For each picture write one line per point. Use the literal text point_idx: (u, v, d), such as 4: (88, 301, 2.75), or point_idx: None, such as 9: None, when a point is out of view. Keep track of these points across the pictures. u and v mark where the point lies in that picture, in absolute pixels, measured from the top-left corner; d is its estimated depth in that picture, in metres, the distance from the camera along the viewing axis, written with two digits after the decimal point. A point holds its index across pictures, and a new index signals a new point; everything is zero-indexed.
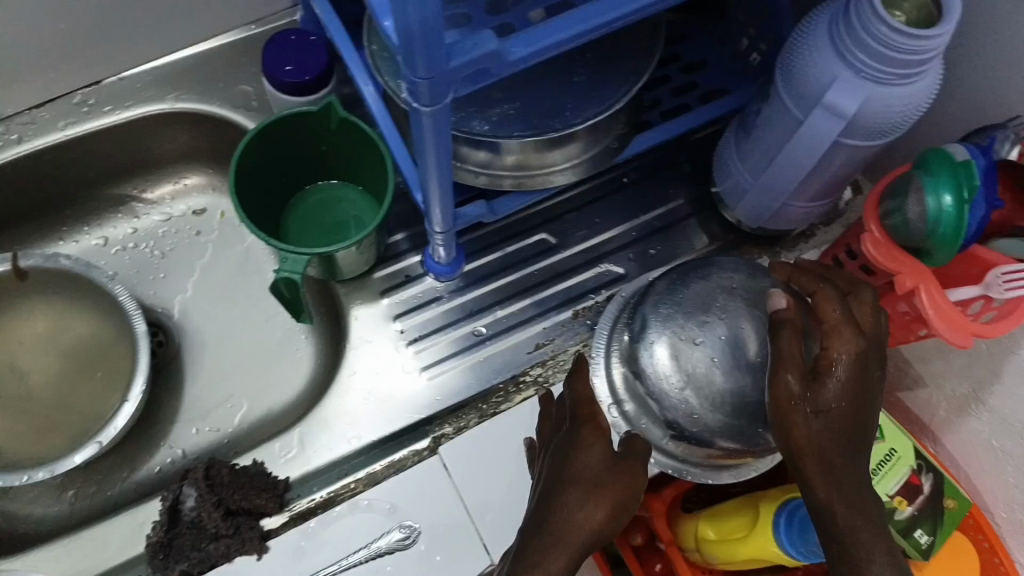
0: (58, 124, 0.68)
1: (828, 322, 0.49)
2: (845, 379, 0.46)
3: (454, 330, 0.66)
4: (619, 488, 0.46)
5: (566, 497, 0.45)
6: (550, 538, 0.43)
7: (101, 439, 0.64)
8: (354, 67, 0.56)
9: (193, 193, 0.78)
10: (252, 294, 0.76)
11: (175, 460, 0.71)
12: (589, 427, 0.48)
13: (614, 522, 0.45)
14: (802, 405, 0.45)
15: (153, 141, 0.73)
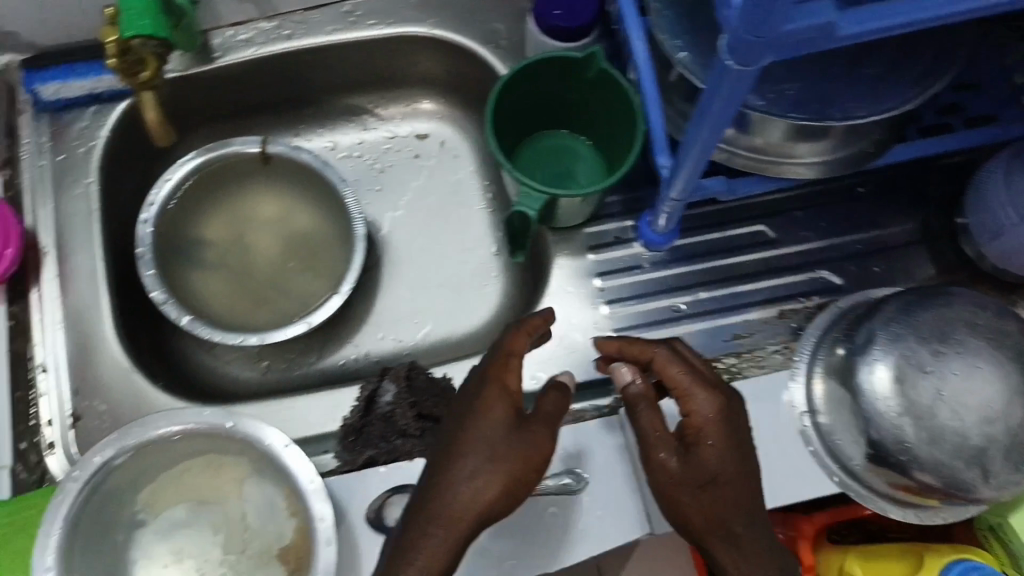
0: (326, 28, 0.72)
1: (678, 384, 0.49)
2: (710, 449, 0.47)
3: (653, 301, 0.65)
4: (517, 463, 0.45)
5: (452, 473, 0.45)
6: (438, 518, 0.44)
7: (311, 319, 0.70)
8: (633, 20, 0.55)
9: (420, 117, 0.81)
10: (453, 223, 0.79)
11: (358, 358, 0.76)
12: (493, 388, 0.48)
13: (505, 499, 0.45)
14: (688, 484, 0.47)
15: (402, 61, 0.76)
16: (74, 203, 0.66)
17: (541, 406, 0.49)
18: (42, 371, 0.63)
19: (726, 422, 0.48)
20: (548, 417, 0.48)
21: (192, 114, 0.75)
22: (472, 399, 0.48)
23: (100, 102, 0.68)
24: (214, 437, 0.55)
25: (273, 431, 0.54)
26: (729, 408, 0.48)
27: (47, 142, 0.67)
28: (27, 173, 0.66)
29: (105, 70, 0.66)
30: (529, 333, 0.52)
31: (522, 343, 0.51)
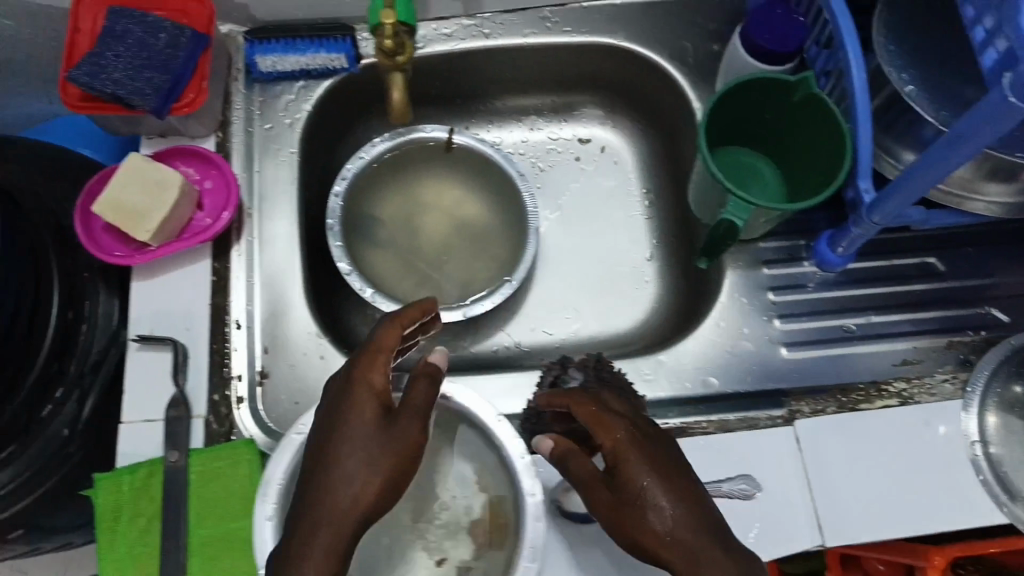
0: (523, 31, 0.75)
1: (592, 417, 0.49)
2: (646, 484, 0.46)
3: (825, 320, 0.68)
4: (394, 460, 0.46)
5: (331, 469, 0.45)
6: (316, 515, 0.44)
7: (469, 311, 0.72)
8: (855, 51, 0.57)
9: (584, 123, 0.84)
10: (610, 227, 0.82)
11: (508, 347, 0.79)
12: (357, 388, 0.48)
13: (384, 497, 0.46)
14: (632, 506, 0.46)
15: (582, 69, 0.78)
16: (278, 171, 0.70)
17: (411, 394, 0.48)
18: (238, 329, 0.65)
19: (633, 453, 0.46)
20: (419, 409, 0.48)
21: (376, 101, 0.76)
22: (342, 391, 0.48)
23: (308, 78, 0.71)
24: (427, 405, 0.56)
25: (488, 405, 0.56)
26: (641, 437, 0.48)
27: (257, 111, 0.70)
28: (236, 139, 0.69)
29: (322, 49, 0.69)
30: (402, 324, 0.52)
31: (393, 336, 0.50)
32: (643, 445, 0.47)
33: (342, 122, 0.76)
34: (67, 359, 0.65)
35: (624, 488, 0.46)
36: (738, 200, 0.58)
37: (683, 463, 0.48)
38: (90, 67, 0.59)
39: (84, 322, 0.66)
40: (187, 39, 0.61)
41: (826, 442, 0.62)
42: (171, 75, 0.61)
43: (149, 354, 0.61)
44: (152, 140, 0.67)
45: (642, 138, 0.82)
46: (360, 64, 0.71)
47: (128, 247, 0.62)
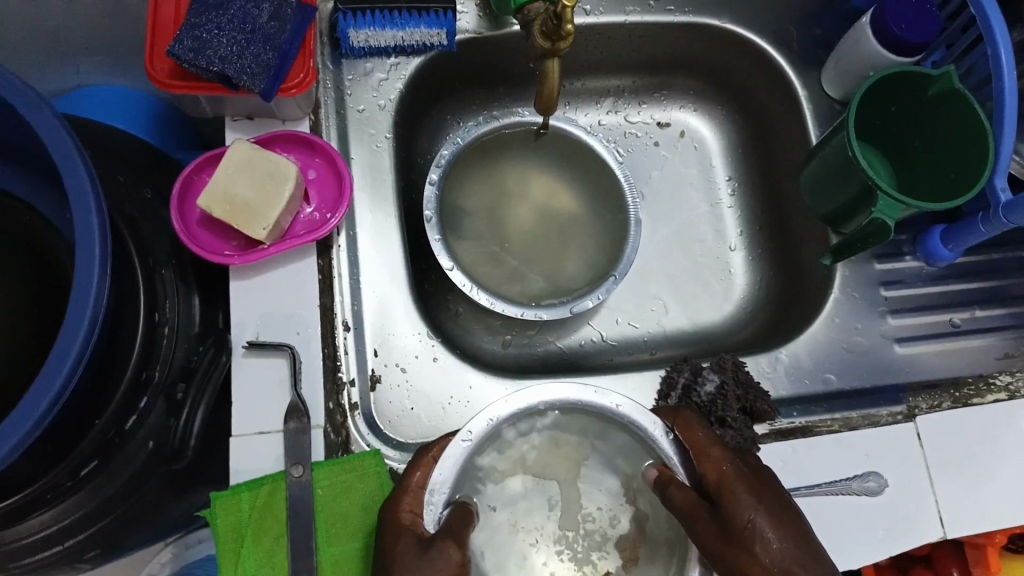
0: (624, 8, 0.69)
1: (697, 446, 0.52)
2: (755, 519, 0.47)
3: (933, 314, 0.68)
4: None
5: None
6: None
7: (574, 308, 0.66)
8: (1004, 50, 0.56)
9: (664, 107, 0.79)
10: (695, 216, 0.78)
11: (595, 341, 0.73)
12: (389, 531, 0.48)
13: None
14: (745, 534, 0.46)
15: (676, 49, 0.74)
16: (375, 157, 0.64)
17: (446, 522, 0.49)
18: (346, 331, 0.60)
19: (741, 487, 0.49)
20: (457, 533, 0.47)
21: (459, 77, 0.71)
22: (380, 536, 0.49)
23: (400, 54, 0.66)
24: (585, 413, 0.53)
25: (653, 419, 0.51)
26: (746, 476, 0.50)
27: (347, 91, 0.65)
28: (328, 123, 0.64)
29: (422, 23, 0.63)
30: (435, 456, 0.51)
31: (427, 470, 0.51)
32: (744, 478, 0.50)
33: (424, 102, 0.71)
34: (152, 365, 0.58)
35: (728, 521, 0.47)
36: (889, 199, 0.57)
37: (784, 499, 0.49)
38: (191, 41, 0.53)
39: (166, 327, 0.59)
40: (294, 11, 0.56)
41: (946, 437, 0.63)
42: (278, 52, 0.55)
43: (256, 361, 0.56)
44: (238, 122, 0.60)
45: (727, 123, 0.79)
46: (456, 41, 0.66)
47: (230, 244, 0.56)
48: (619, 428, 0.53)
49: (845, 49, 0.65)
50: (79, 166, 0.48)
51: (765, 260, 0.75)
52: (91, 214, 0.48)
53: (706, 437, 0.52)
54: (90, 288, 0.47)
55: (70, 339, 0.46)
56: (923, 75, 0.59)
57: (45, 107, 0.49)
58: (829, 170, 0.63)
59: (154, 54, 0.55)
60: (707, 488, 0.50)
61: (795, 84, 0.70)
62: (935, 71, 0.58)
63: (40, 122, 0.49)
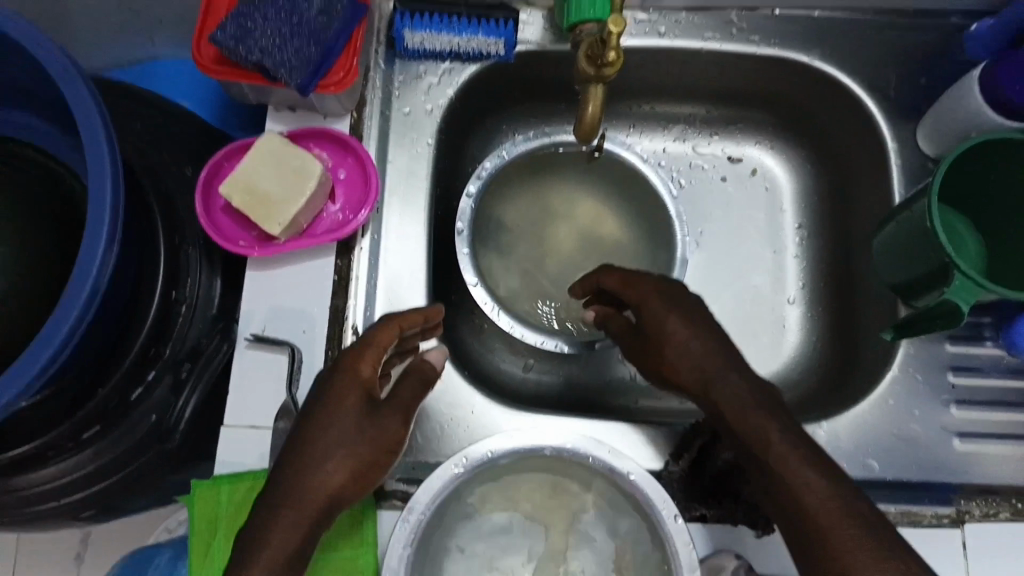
0: (703, 33, 0.65)
1: (617, 278, 0.54)
2: (686, 340, 0.48)
3: (1007, 413, 0.59)
4: (370, 452, 0.45)
5: (305, 457, 0.43)
6: (284, 497, 0.42)
7: (600, 344, 0.63)
8: None
9: (737, 141, 0.74)
10: (753, 261, 0.72)
11: (624, 381, 0.69)
12: (343, 377, 0.46)
13: (354, 486, 0.44)
14: (669, 348, 0.48)
15: (755, 82, 0.68)
16: (413, 163, 0.63)
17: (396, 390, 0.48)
18: (355, 335, 0.59)
19: (675, 315, 0.49)
20: (403, 404, 0.48)
21: (518, 89, 0.69)
22: (328, 376, 0.47)
23: (455, 60, 0.64)
24: (591, 470, 0.50)
25: (665, 499, 0.47)
26: (687, 303, 0.50)
27: (395, 92, 0.64)
28: (371, 121, 0.62)
29: (479, 32, 0.62)
30: (401, 328, 0.49)
31: (391, 335, 0.49)
32: (675, 307, 0.49)
33: (477, 111, 0.69)
34: (164, 341, 0.59)
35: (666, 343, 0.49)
36: (967, 282, 0.50)
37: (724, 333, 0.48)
38: (235, 29, 0.53)
39: (184, 304, 0.60)
40: (342, 6, 0.54)
41: (999, 557, 0.54)
42: (321, 48, 0.54)
43: (258, 354, 0.56)
44: (280, 112, 0.60)
45: (805, 167, 0.73)
46: (516, 52, 0.64)
47: (253, 233, 0.56)
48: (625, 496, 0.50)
49: (944, 104, 0.58)
50: (101, 143, 0.48)
51: (823, 321, 0.69)
52: (104, 193, 0.47)
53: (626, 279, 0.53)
54: (91, 264, 0.47)
55: (66, 312, 0.46)
56: None
57: (80, 78, 0.49)
58: (906, 236, 0.57)
59: (201, 38, 0.55)
60: (637, 316, 0.52)
61: (884, 136, 0.63)
62: None
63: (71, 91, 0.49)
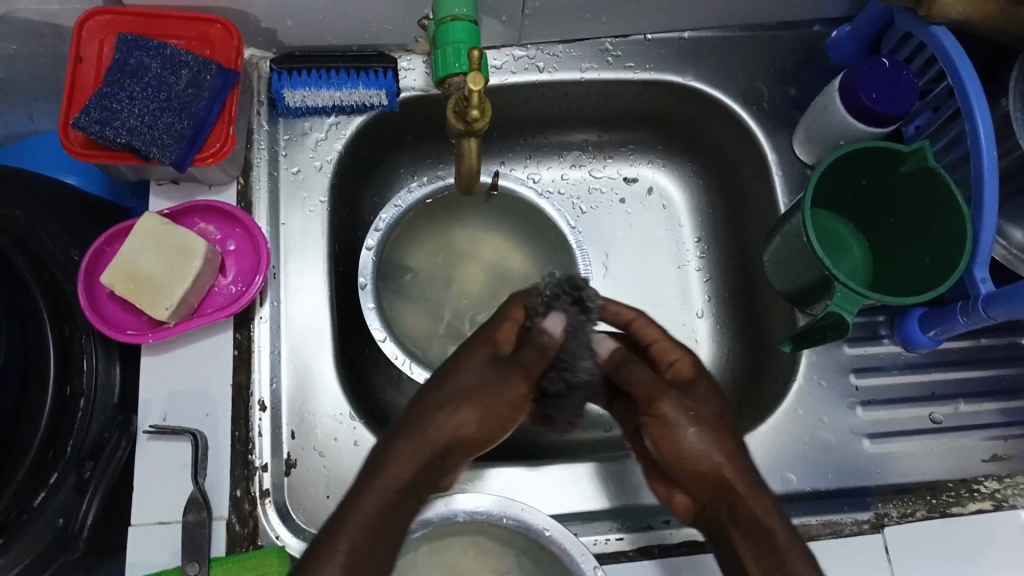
0: (581, 64, 0.65)
1: (649, 339, 0.52)
2: (689, 426, 0.44)
3: (910, 408, 0.61)
4: (499, 404, 0.44)
5: (443, 406, 0.42)
6: (406, 440, 0.41)
7: None
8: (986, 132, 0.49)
9: (631, 162, 0.74)
10: (660, 280, 0.72)
11: None
12: (475, 343, 0.48)
13: (480, 436, 0.43)
14: (682, 412, 0.44)
15: (640, 105, 0.68)
16: (307, 222, 0.61)
17: (520, 354, 0.48)
18: (262, 411, 0.56)
19: (695, 393, 0.46)
20: (529, 369, 0.47)
21: (409, 133, 0.68)
22: (472, 343, 0.48)
23: (340, 113, 0.63)
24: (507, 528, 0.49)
25: (583, 550, 0.47)
26: (709, 376, 0.48)
27: (280, 153, 0.62)
28: (259, 184, 0.61)
29: (360, 84, 0.61)
30: (520, 314, 0.51)
31: (517, 314, 0.51)
32: (703, 384, 0.47)
33: (368, 160, 0.68)
34: (62, 439, 0.56)
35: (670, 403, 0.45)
36: (848, 292, 0.52)
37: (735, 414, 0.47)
38: (99, 112, 0.50)
39: (82, 398, 0.57)
40: (214, 76, 0.53)
41: (918, 552, 0.56)
42: (194, 121, 0.53)
43: (160, 445, 0.53)
44: (163, 186, 0.58)
45: (698, 182, 0.73)
46: (399, 100, 0.63)
47: (139, 318, 0.54)
48: (543, 550, 0.49)
49: (817, 115, 0.60)
50: None
51: (733, 332, 0.69)
52: None
53: (667, 339, 0.51)
54: None
55: None
56: (894, 151, 0.53)
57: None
58: (790, 248, 0.58)
59: (67, 123, 0.53)
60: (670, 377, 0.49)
61: (767, 148, 0.64)
62: (908, 148, 0.52)
63: None
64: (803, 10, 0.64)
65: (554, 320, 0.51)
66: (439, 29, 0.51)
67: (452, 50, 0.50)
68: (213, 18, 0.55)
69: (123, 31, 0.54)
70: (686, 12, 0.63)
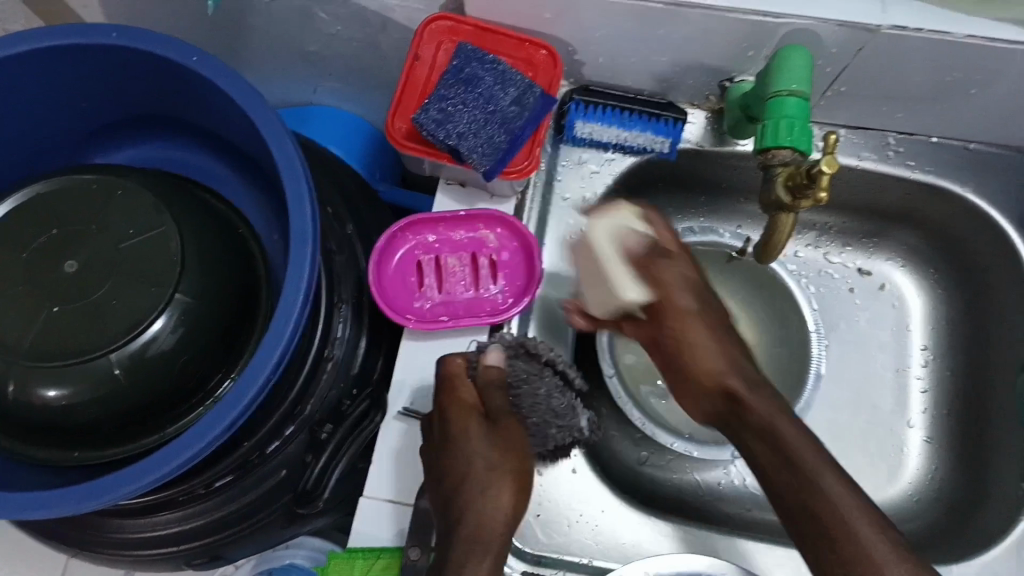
0: (859, 153, 0.66)
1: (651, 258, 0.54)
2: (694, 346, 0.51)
3: None
4: (514, 461, 0.49)
5: (472, 499, 0.46)
6: (469, 543, 0.44)
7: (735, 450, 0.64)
8: None
9: (869, 255, 0.75)
10: (877, 378, 0.72)
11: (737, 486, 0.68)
12: (446, 408, 0.51)
13: (518, 504, 0.47)
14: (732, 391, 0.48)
15: (900, 204, 0.69)
16: (566, 247, 0.64)
17: (493, 402, 0.53)
18: None
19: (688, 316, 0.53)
20: (502, 413, 0.52)
21: (666, 180, 0.70)
22: (445, 423, 0.51)
23: (617, 150, 0.66)
24: None
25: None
26: (709, 315, 0.53)
27: (556, 178, 0.66)
28: (533, 201, 0.63)
29: (649, 128, 0.63)
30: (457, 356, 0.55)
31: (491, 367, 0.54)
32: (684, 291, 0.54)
33: (623, 200, 0.70)
34: (306, 399, 0.59)
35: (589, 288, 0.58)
36: None
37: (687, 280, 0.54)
38: (436, 112, 0.54)
39: (331, 362, 0.60)
40: (535, 100, 0.56)
41: None
42: (510, 136, 0.55)
43: (407, 427, 0.56)
44: (450, 186, 0.61)
45: (938, 289, 0.72)
46: (677, 150, 0.65)
47: (414, 304, 0.57)
48: None
49: None
50: (307, 212, 0.50)
51: (949, 451, 0.68)
52: (304, 262, 0.49)
53: (663, 267, 0.54)
54: (286, 326, 0.49)
55: (257, 369, 0.48)
56: None
57: (284, 132, 0.51)
58: None
59: (397, 112, 0.56)
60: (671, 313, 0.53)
61: None
62: None
63: (275, 143, 0.51)
64: None
65: (492, 352, 0.54)
66: (770, 101, 0.52)
67: (784, 125, 0.51)
68: (543, 44, 0.58)
69: (461, 40, 0.58)
70: (980, 123, 0.63)
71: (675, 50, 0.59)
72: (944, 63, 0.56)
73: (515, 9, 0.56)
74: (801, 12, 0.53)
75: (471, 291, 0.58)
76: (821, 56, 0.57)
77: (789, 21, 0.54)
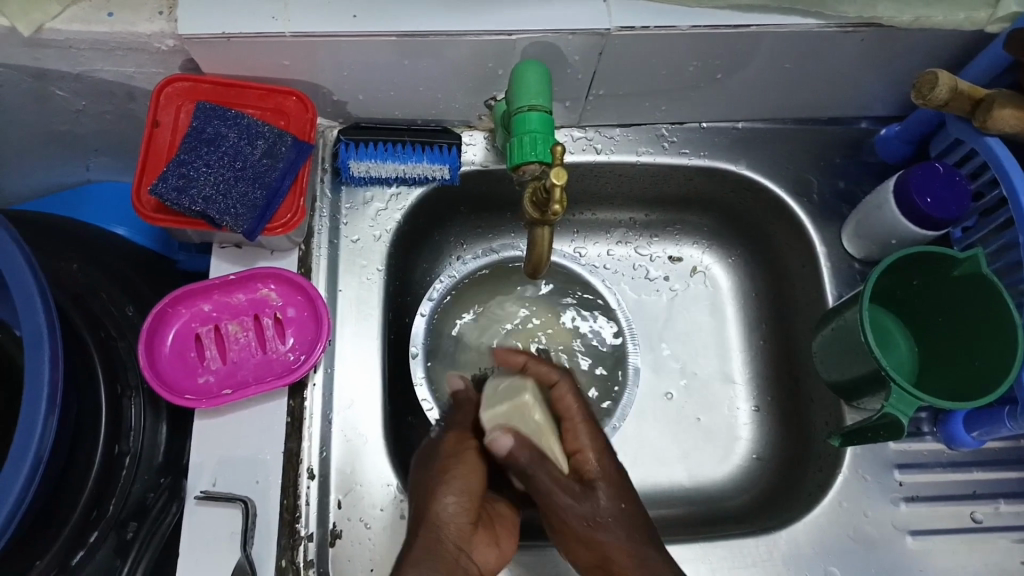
0: (637, 148, 0.68)
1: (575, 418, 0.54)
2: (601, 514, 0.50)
3: (951, 504, 0.61)
4: (474, 475, 0.51)
5: (433, 498, 0.49)
6: (422, 529, 0.47)
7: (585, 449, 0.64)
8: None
9: (676, 243, 0.77)
10: (702, 358, 0.74)
11: None
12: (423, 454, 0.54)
13: (471, 502, 0.50)
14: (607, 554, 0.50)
15: (689, 190, 0.72)
16: (363, 290, 0.63)
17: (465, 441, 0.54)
18: (310, 480, 0.57)
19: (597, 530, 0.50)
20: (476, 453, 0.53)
21: (463, 203, 0.70)
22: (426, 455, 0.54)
23: (402, 184, 0.66)
24: None
25: None
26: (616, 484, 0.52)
27: (342, 220, 0.65)
28: (319, 249, 0.62)
29: (424, 158, 0.62)
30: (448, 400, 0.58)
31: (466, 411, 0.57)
32: (608, 477, 0.52)
33: (422, 231, 0.70)
34: (106, 499, 0.55)
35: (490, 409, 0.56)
36: (904, 393, 0.53)
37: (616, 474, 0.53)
38: (177, 179, 0.51)
39: (128, 457, 0.56)
40: (287, 148, 0.54)
41: None
42: (267, 191, 0.53)
43: (210, 511, 0.53)
44: (226, 250, 0.59)
45: (742, 264, 0.75)
46: (461, 173, 0.65)
47: (198, 381, 0.54)
48: None
49: (869, 211, 0.62)
50: (38, 310, 0.46)
51: (774, 416, 0.70)
52: (42, 366, 0.45)
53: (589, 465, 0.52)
54: (30, 437, 0.45)
55: (6, 491, 0.44)
56: (939, 256, 0.55)
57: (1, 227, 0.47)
58: (843, 336, 0.59)
59: (142, 184, 0.53)
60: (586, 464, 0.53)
61: (813, 239, 0.67)
62: (960, 254, 0.54)
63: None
64: (847, 109, 0.68)
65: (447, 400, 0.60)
66: (515, 117, 0.52)
67: (529, 140, 0.51)
68: (290, 90, 0.57)
69: (201, 99, 0.55)
70: (739, 104, 0.66)
71: (429, 79, 0.59)
72: (681, 57, 0.58)
73: (251, 61, 0.55)
74: (536, 25, 0.53)
75: (259, 354, 0.56)
76: (568, 64, 0.58)
77: (525, 36, 0.54)
